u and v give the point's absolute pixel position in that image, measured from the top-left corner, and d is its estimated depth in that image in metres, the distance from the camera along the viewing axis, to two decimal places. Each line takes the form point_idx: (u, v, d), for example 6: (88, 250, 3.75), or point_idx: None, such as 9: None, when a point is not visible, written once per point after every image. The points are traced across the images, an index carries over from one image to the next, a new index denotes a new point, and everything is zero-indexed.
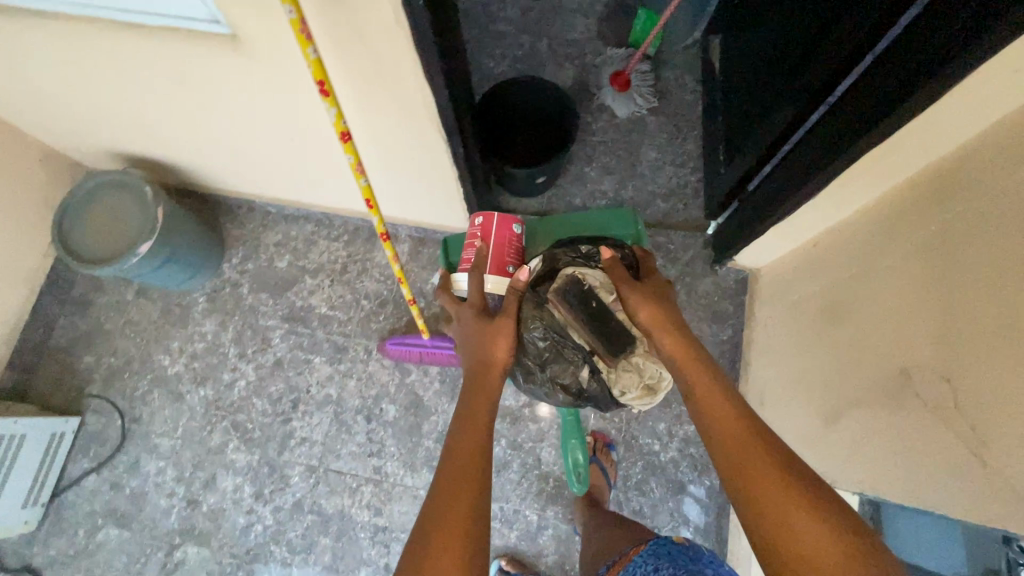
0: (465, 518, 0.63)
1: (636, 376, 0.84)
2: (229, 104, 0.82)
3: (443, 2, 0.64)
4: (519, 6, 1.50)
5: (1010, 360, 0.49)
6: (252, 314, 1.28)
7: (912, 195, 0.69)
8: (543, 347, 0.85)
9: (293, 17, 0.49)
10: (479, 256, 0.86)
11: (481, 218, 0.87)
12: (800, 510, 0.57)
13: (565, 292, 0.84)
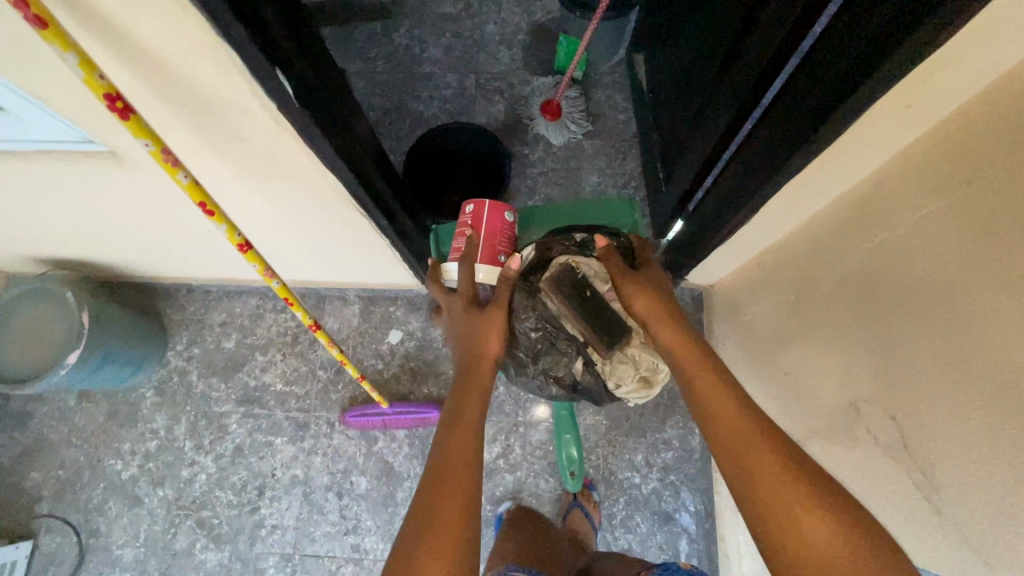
0: (458, 524, 0.61)
1: (633, 368, 0.82)
2: (131, 208, 0.77)
3: (332, 91, 0.61)
4: (442, 44, 1.48)
5: (950, 407, 0.48)
6: (204, 402, 1.22)
7: (832, 219, 0.68)
8: (535, 338, 0.84)
9: (152, 149, 0.46)
10: (469, 245, 0.83)
11: (472, 207, 0.84)
12: (792, 481, 0.58)
13: (559, 280, 0.81)
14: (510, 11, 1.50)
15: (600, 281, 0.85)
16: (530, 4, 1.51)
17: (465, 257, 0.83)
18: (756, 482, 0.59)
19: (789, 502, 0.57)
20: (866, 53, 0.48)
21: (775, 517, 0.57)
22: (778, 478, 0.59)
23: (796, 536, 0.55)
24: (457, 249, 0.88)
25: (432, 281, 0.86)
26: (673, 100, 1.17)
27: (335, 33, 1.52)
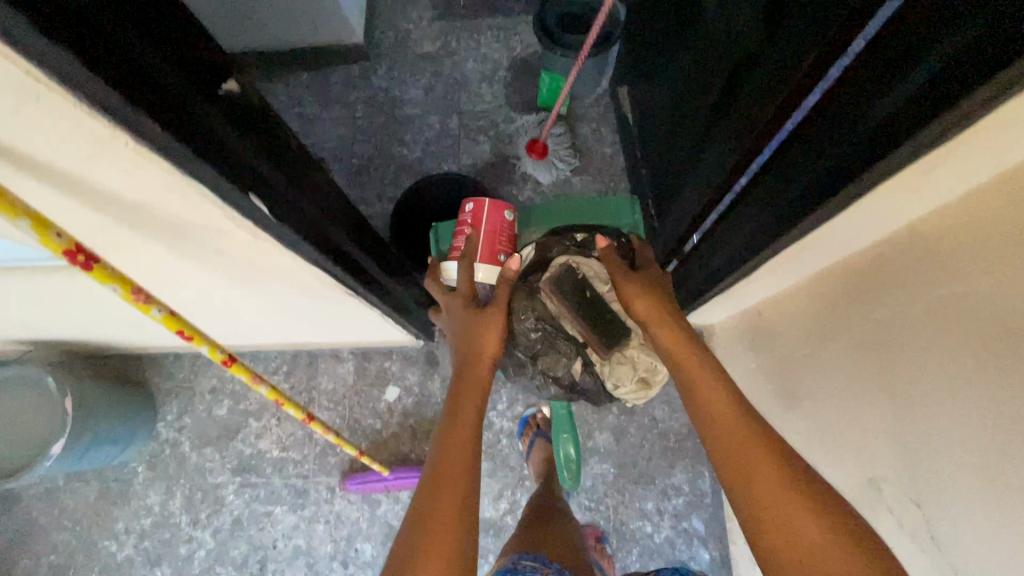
0: (455, 527, 0.61)
1: (631, 368, 0.85)
2: (109, 301, 0.74)
3: (317, 190, 0.59)
4: (422, 86, 1.46)
5: (976, 502, 0.46)
6: (199, 473, 1.18)
7: (834, 282, 0.67)
8: (534, 338, 0.86)
9: (121, 291, 0.43)
10: (469, 244, 0.83)
11: (471, 205, 0.83)
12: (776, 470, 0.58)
13: (559, 281, 0.83)
14: (489, 47, 1.48)
15: (598, 283, 0.87)
16: (509, 39, 1.49)
17: (465, 257, 0.83)
18: (751, 481, 0.58)
19: (777, 497, 0.56)
20: (869, 135, 0.47)
21: (763, 507, 0.57)
22: (768, 474, 0.58)
23: (784, 530, 0.55)
24: (456, 249, 0.87)
25: (431, 281, 0.86)
26: (660, 137, 1.16)
27: (312, 80, 1.49)
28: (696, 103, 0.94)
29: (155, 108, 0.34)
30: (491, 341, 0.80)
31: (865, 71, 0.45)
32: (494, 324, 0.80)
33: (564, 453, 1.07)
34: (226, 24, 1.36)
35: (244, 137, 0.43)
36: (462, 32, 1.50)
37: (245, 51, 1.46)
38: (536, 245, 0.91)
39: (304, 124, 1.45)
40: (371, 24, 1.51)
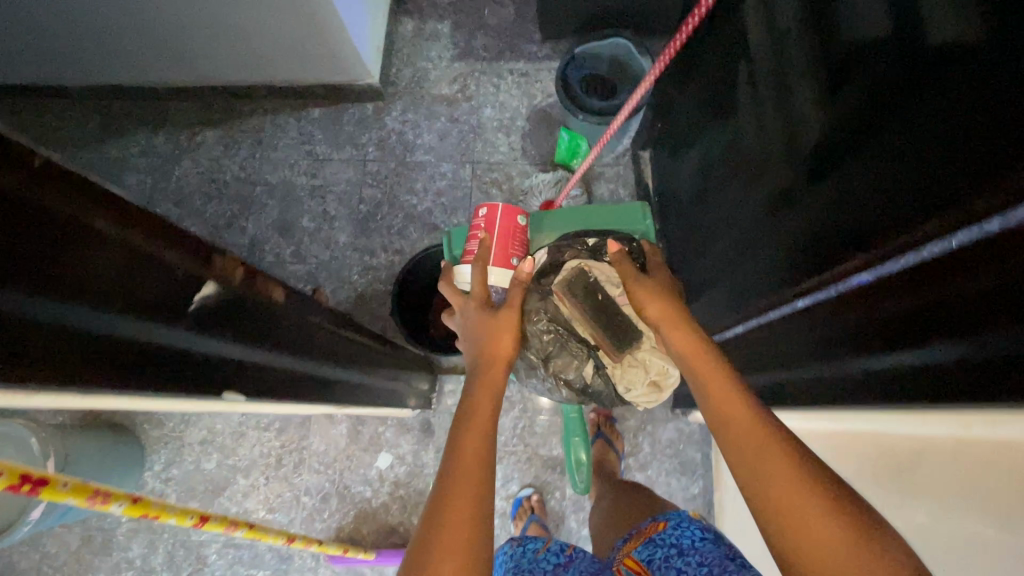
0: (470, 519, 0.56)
1: (644, 372, 0.84)
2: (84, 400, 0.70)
3: (313, 329, 0.56)
4: (436, 130, 1.41)
5: None
6: (183, 529, 1.15)
7: (878, 455, 0.60)
8: (546, 339, 0.88)
9: (78, 500, 0.45)
10: (483, 247, 0.88)
11: (485, 210, 0.89)
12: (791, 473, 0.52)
13: (569, 283, 0.85)
14: (509, 93, 1.43)
15: (611, 286, 0.87)
16: (530, 85, 1.43)
17: (480, 259, 0.88)
18: (769, 486, 0.52)
19: (795, 496, 0.50)
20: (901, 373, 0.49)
21: (790, 519, 0.50)
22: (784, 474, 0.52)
23: (804, 534, 0.49)
24: (470, 253, 0.93)
25: (446, 284, 0.89)
26: (683, 216, 1.10)
27: (325, 116, 1.44)
28: (722, 199, 0.89)
29: (89, 382, 0.31)
30: (508, 343, 0.79)
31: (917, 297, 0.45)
32: (505, 326, 0.80)
33: (575, 457, 1.08)
34: (239, 55, 1.31)
35: (220, 339, 0.41)
36: (481, 75, 1.45)
37: (257, 83, 1.41)
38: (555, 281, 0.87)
39: (313, 163, 1.41)
40: (388, 61, 1.46)
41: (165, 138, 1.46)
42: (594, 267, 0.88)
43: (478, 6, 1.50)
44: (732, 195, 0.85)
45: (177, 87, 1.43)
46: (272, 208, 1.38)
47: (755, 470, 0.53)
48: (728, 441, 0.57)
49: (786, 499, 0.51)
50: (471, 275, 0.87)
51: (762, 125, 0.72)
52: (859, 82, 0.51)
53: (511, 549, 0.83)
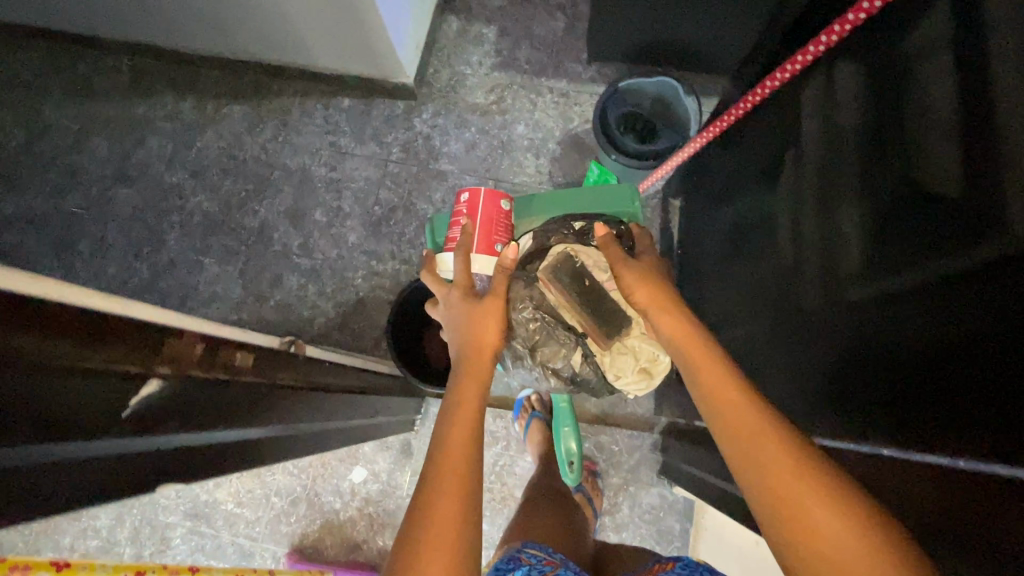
0: (455, 524, 0.57)
1: (632, 358, 0.90)
2: None
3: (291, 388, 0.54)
4: (464, 139, 1.37)
5: None
6: (152, 508, 1.16)
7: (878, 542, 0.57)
8: (532, 328, 0.91)
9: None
10: (467, 232, 0.92)
11: (468, 195, 0.93)
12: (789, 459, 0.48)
13: (557, 269, 0.90)
14: (545, 113, 1.37)
15: (598, 271, 0.91)
16: (568, 108, 1.37)
17: (462, 246, 0.91)
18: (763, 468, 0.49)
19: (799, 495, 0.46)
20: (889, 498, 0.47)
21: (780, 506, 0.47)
22: (776, 456, 0.49)
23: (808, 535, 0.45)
24: (453, 241, 0.95)
25: (429, 272, 0.92)
26: (702, 276, 1.05)
27: (354, 108, 1.40)
28: (752, 243, 0.83)
29: (46, 505, 0.29)
30: (492, 331, 0.80)
31: (925, 424, 0.43)
32: (495, 310, 0.82)
33: (565, 447, 1.05)
34: (275, 34, 1.27)
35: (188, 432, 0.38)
36: (520, 89, 1.39)
37: (291, 63, 1.37)
38: (542, 268, 0.91)
39: (334, 155, 1.37)
40: (427, 59, 1.41)
41: (192, 106, 1.43)
42: (581, 253, 0.92)
43: (528, 15, 1.43)
44: (763, 237, 0.79)
45: (210, 55, 1.40)
46: (288, 195, 1.35)
47: (757, 470, 0.50)
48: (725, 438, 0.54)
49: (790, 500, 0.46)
50: (455, 263, 0.90)
51: (805, 175, 0.66)
52: (938, 187, 0.44)
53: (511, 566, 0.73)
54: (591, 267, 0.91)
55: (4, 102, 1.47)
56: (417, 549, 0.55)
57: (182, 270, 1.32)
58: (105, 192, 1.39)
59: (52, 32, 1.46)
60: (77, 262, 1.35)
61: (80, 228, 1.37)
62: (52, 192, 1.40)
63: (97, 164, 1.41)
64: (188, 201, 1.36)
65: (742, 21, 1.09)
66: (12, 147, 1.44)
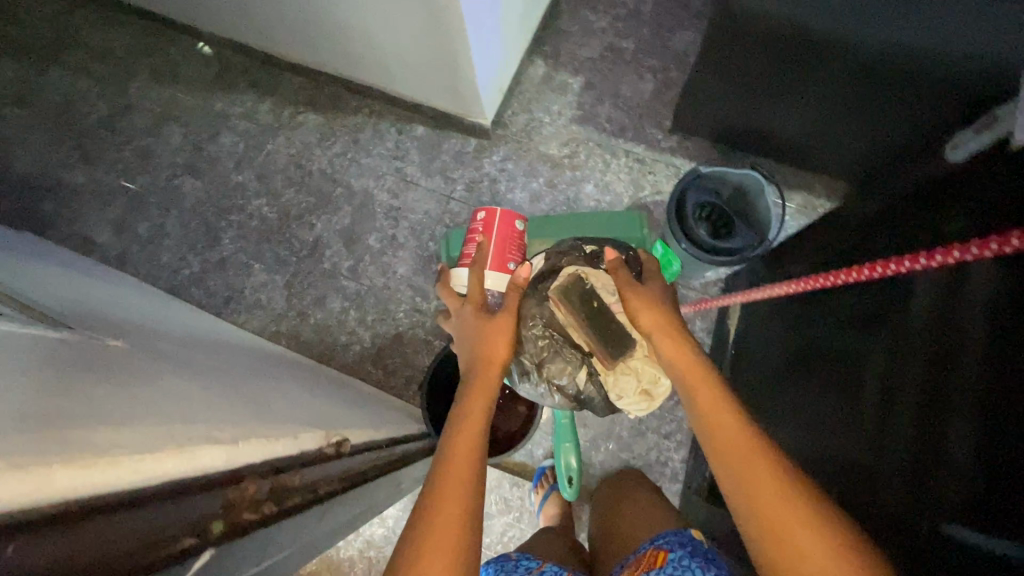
0: (456, 531, 0.61)
1: (636, 381, 0.88)
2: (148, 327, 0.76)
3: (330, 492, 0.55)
4: (530, 190, 1.34)
5: None
6: None
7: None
8: (541, 344, 0.92)
9: None
10: (480, 249, 0.98)
11: (484, 214, 1.00)
12: (771, 472, 0.60)
13: (567, 290, 0.89)
14: (617, 176, 1.34)
15: (606, 294, 0.91)
16: (642, 175, 1.33)
17: (476, 262, 0.98)
18: (750, 479, 0.60)
19: (787, 518, 0.56)
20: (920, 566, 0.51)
21: (762, 510, 0.58)
22: (762, 470, 0.60)
23: (790, 552, 0.55)
24: (467, 257, 1.02)
25: (444, 287, 0.99)
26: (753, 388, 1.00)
27: (426, 137, 1.39)
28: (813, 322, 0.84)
29: None
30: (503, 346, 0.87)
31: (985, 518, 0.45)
32: (503, 328, 0.88)
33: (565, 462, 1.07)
34: (364, 57, 1.27)
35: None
36: (595, 147, 1.36)
37: (373, 84, 1.37)
38: (552, 287, 0.90)
39: (398, 183, 1.36)
40: (507, 101, 1.39)
41: (270, 108, 1.44)
42: (591, 275, 0.92)
43: (616, 74, 1.41)
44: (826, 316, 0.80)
45: (298, 62, 1.42)
46: (346, 215, 1.35)
47: (750, 494, 0.59)
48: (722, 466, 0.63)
49: (778, 522, 0.56)
50: (470, 280, 0.97)
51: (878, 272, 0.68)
52: (1000, 322, 0.47)
53: (502, 565, 0.84)
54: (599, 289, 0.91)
55: (96, 73, 1.51)
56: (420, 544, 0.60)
57: (231, 271, 1.33)
58: (173, 179, 1.41)
59: (152, 14, 1.49)
60: (135, 244, 1.37)
61: (143, 210, 1.40)
62: (124, 170, 1.43)
63: (170, 151, 1.44)
64: (250, 203, 1.37)
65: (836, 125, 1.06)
66: (96, 118, 1.48)
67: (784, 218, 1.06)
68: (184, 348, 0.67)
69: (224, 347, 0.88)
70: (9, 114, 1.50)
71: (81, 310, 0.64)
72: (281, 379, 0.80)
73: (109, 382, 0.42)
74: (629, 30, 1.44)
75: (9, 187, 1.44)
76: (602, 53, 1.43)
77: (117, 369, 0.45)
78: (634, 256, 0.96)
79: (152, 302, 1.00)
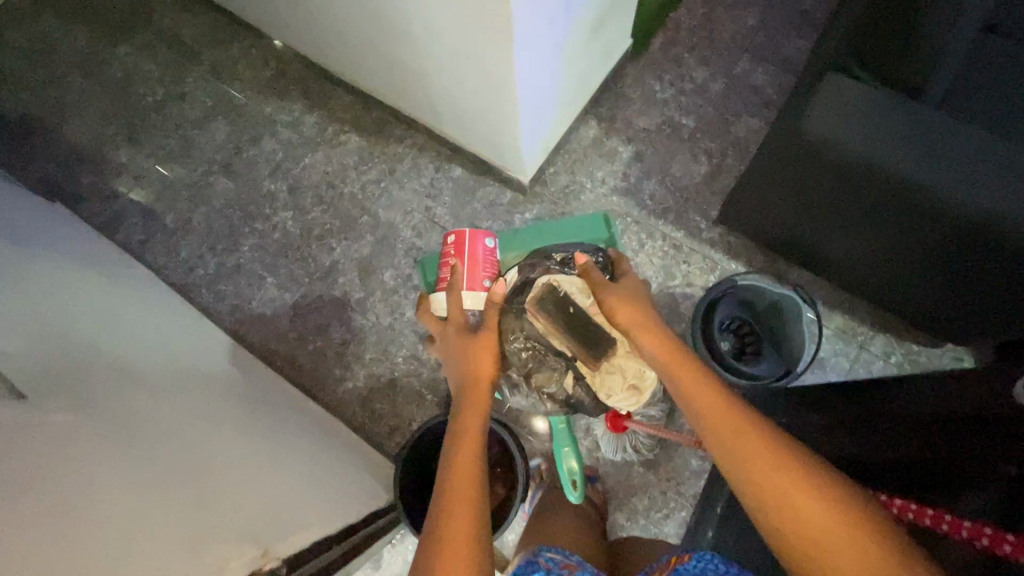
0: (467, 534, 0.71)
1: (620, 377, 1.02)
2: (122, 382, 0.79)
3: None
4: None
5: None
6: None
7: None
8: (525, 356, 1.07)
9: None
10: (455, 276, 1.03)
11: (455, 238, 1.05)
12: (761, 448, 0.64)
13: (542, 300, 1.03)
14: (649, 258, 1.27)
15: (580, 298, 1.04)
16: (675, 262, 1.27)
17: (453, 287, 1.04)
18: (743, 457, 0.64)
19: (783, 486, 0.60)
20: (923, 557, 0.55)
21: (764, 486, 0.61)
22: (754, 449, 0.64)
23: (793, 524, 0.58)
24: (443, 279, 1.08)
25: (425, 314, 1.05)
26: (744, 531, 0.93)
27: (462, 180, 1.35)
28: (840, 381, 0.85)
29: None
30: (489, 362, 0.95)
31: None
32: (488, 344, 0.95)
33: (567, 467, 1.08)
34: (414, 94, 1.26)
35: None
36: (632, 224, 1.30)
37: (420, 119, 1.35)
38: (529, 302, 1.04)
39: (425, 222, 1.33)
40: (551, 158, 1.35)
41: (316, 121, 1.44)
42: (563, 282, 1.05)
43: (670, 150, 1.36)
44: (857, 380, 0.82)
45: (352, 83, 1.41)
46: (367, 244, 1.32)
47: (751, 476, 0.63)
48: (720, 450, 0.67)
49: (777, 496, 0.60)
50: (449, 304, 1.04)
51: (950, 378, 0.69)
52: None
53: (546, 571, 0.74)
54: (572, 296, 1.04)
55: (158, 56, 1.54)
56: (444, 542, 0.70)
57: (243, 280, 1.32)
58: (207, 176, 1.41)
59: (224, 9, 1.51)
60: (158, 233, 1.37)
61: (173, 202, 1.40)
62: (164, 157, 1.45)
63: (212, 146, 1.44)
64: (276, 214, 1.36)
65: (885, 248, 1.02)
66: (149, 101, 1.50)
67: (817, 350, 0.97)
68: (144, 416, 0.73)
69: (205, 384, 0.94)
70: (70, 80, 1.53)
71: (47, 387, 0.67)
72: (245, 430, 0.86)
73: (38, 522, 0.47)
74: (692, 108, 1.39)
75: (55, 152, 1.47)
76: (659, 125, 1.38)
77: (51, 496, 0.51)
78: (605, 255, 1.12)
79: (145, 327, 1.00)
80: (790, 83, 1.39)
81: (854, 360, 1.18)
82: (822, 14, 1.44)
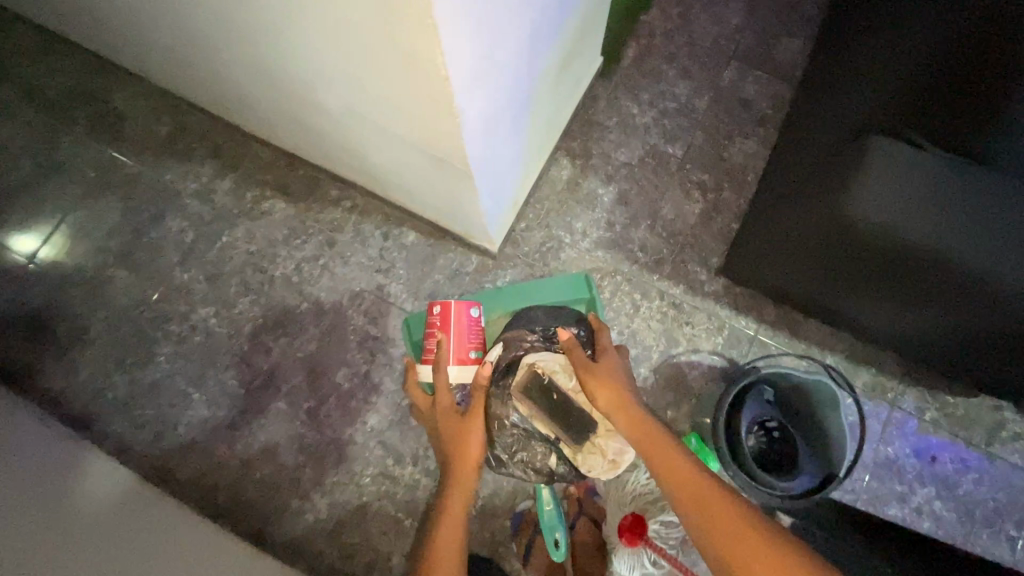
0: None
1: (602, 455, 0.85)
2: None
3: None
4: None
5: None
6: None
7: None
8: (511, 439, 0.88)
9: None
10: (440, 350, 0.85)
11: (438, 310, 0.85)
12: (721, 504, 0.66)
13: (527, 385, 0.86)
14: (647, 323, 1.09)
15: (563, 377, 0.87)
16: (677, 325, 1.09)
17: (437, 364, 0.85)
18: (702, 509, 0.66)
19: (739, 541, 0.62)
20: None
21: (722, 540, 0.63)
22: (714, 505, 0.66)
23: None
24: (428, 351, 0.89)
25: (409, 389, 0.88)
26: None
27: (417, 248, 1.13)
28: None
29: None
30: (476, 447, 0.83)
31: None
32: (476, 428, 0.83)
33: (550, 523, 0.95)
34: (342, 158, 1.02)
35: None
36: (623, 282, 1.11)
37: (358, 180, 1.12)
38: (511, 388, 0.87)
39: (379, 303, 1.11)
40: (520, 212, 1.14)
41: (229, 187, 1.17)
42: (545, 361, 0.87)
43: (657, 188, 1.16)
44: None
45: (269, 139, 1.15)
46: (312, 339, 1.10)
47: (712, 536, 0.64)
48: (683, 507, 0.68)
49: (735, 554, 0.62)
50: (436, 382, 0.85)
51: None
52: None
53: None
54: (555, 374, 0.86)
55: (18, 118, 1.23)
56: None
57: (164, 400, 1.08)
58: (102, 270, 1.15)
59: (95, 52, 1.22)
60: (48, 351, 1.11)
61: (63, 306, 1.14)
62: (43, 250, 1.17)
63: (102, 230, 1.17)
64: (195, 312, 1.12)
65: (913, 321, 0.89)
66: (14, 178, 1.21)
67: (862, 432, 0.83)
68: None
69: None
70: None
71: None
72: None
73: None
74: (677, 133, 1.18)
75: None
76: (642, 158, 1.17)
77: None
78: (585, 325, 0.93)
79: (12, 515, 0.75)
80: (786, 94, 1.19)
81: (886, 421, 1.05)
82: (813, 5, 1.24)
